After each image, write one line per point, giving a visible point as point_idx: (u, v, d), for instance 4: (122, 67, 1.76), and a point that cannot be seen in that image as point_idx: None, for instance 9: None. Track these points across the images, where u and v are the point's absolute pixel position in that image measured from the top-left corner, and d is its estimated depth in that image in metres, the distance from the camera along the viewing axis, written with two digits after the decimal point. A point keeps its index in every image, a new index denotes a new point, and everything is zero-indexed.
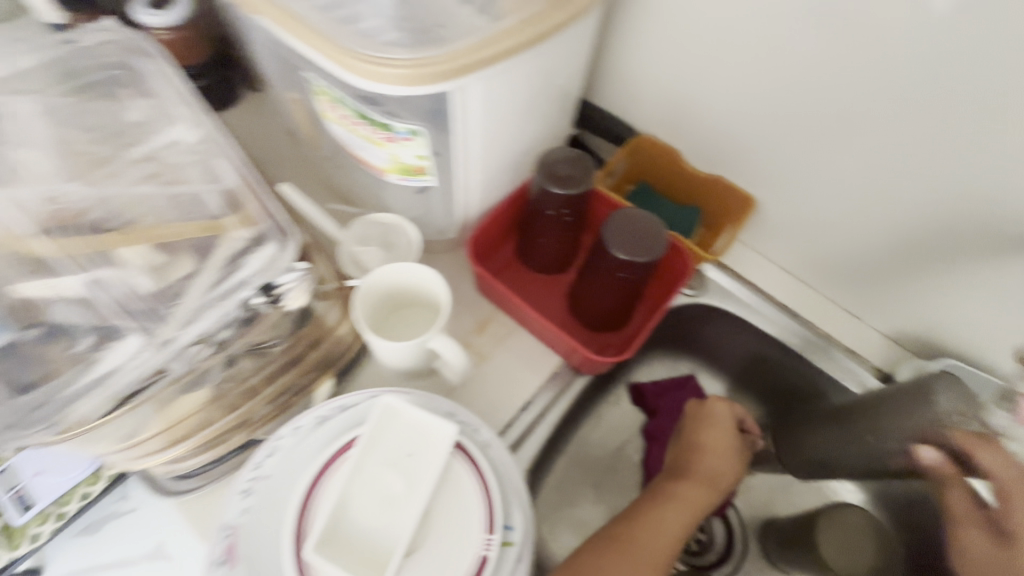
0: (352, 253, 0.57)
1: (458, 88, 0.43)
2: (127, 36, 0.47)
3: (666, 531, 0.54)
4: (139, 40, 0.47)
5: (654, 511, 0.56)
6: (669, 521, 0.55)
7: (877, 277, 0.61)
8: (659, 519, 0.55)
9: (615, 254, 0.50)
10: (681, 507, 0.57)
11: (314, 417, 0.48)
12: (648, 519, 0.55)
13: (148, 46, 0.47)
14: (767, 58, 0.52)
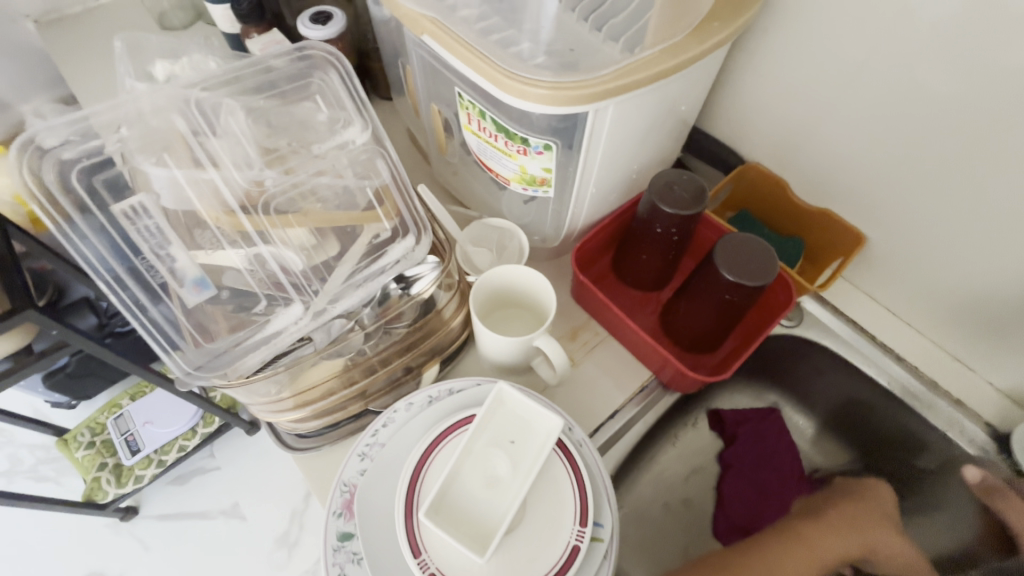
0: (467, 252, 0.62)
1: (595, 111, 0.47)
2: (293, 53, 0.50)
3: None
4: (304, 54, 0.50)
5: (763, 563, 0.52)
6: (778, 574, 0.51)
7: (996, 329, 0.58)
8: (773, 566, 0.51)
9: (725, 275, 0.51)
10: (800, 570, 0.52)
11: (426, 397, 0.53)
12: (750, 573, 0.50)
13: (308, 54, 0.50)
14: (898, 96, 0.53)
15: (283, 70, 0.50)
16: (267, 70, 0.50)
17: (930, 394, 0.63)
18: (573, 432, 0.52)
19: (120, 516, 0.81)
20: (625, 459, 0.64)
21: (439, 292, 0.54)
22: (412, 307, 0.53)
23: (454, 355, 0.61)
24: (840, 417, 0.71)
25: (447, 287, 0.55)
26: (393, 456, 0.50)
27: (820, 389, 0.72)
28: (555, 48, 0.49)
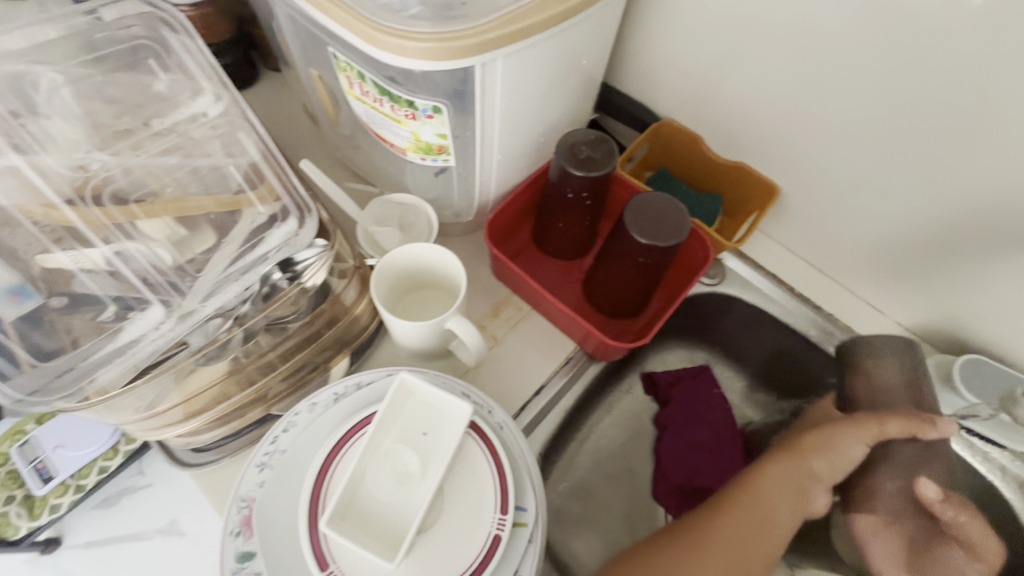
0: (370, 233, 0.57)
1: (482, 65, 0.43)
2: (142, 9, 0.44)
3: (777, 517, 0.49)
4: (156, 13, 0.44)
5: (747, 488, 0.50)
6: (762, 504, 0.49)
7: (900, 270, 0.59)
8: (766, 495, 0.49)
9: (636, 238, 0.49)
10: (781, 506, 0.49)
11: (331, 394, 0.49)
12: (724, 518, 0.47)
13: (161, 13, 0.44)
14: (798, 39, 0.51)
15: (132, 30, 0.44)
16: (112, 30, 0.44)
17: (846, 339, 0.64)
18: (493, 414, 0.49)
19: (39, 551, 0.52)
20: (557, 433, 0.63)
21: (332, 280, 0.49)
22: (302, 300, 0.47)
23: (365, 346, 0.57)
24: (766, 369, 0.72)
25: (340, 274, 0.50)
26: (299, 461, 0.46)
27: (747, 346, 0.71)
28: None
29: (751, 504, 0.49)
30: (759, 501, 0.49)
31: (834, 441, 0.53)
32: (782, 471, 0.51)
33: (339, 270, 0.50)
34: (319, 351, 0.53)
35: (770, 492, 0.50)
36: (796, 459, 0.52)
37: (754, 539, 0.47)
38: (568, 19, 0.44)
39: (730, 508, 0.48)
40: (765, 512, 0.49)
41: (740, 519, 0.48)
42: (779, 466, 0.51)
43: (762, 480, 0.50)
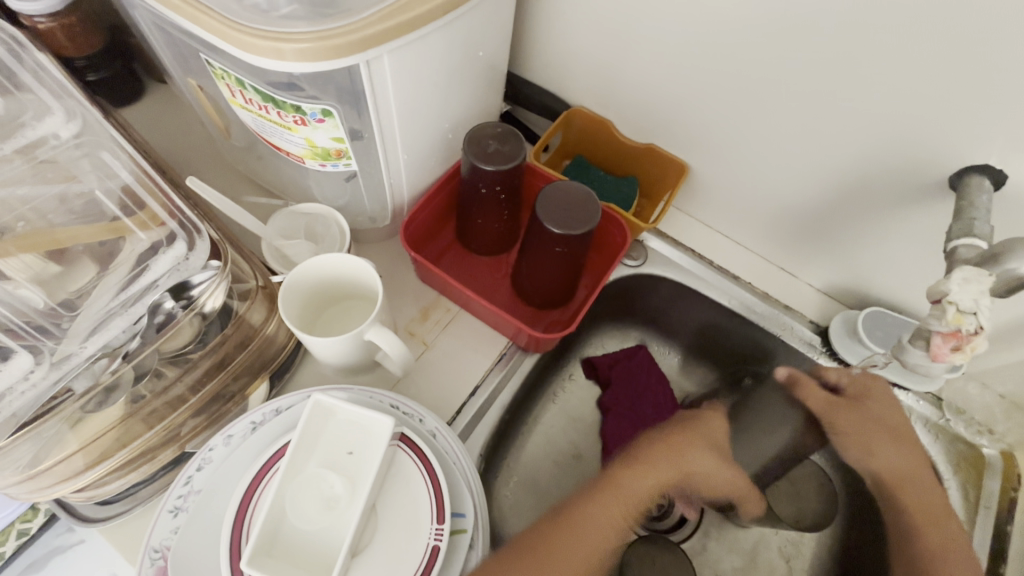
0: (280, 248, 0.54)
1: (366, 63, 0.41)
2: None
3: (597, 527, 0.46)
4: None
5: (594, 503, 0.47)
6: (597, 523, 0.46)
7: (805, 234, 0.63)
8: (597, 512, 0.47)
9: (550, 228, 0.49)
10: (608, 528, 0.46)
11: (249, 423, 0.46)
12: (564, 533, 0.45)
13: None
14: (685, 19, 0.52)
15: None
16: None
17: (765, 305, 0.67)
18: (424, 422, 0.47)
19: None
20: (500, 431, 0.62)
21: (234, 302, 0.47)
22: (201, 326, 0.45)
23: (284, 368, 0.53)
24: (698, 342, 0.74)
25: (242, 296, 0.47)
26: (217, 499, 0.43)
27: (678, 321, 0.74)
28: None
29: (586, 515, 0.46)
30: (606, 510, 0.47)
31: (683, 450, 0.53)
32: (643, 477, 0.50)
33: (241, 291, 0.47)
34: (232, 379, 0.49)
35: (598, 508, 0.47)
36: (669, 466, 0.51)
37: (583, 550, 0.45)
38: (452, 9, 0.42)
39: (573, 520, 0.46)
40: (600, 520, 0.46)
41: (592, 524, 0.46)
42: (643, 472, 0.50)
43: (620, 479, 0.50)
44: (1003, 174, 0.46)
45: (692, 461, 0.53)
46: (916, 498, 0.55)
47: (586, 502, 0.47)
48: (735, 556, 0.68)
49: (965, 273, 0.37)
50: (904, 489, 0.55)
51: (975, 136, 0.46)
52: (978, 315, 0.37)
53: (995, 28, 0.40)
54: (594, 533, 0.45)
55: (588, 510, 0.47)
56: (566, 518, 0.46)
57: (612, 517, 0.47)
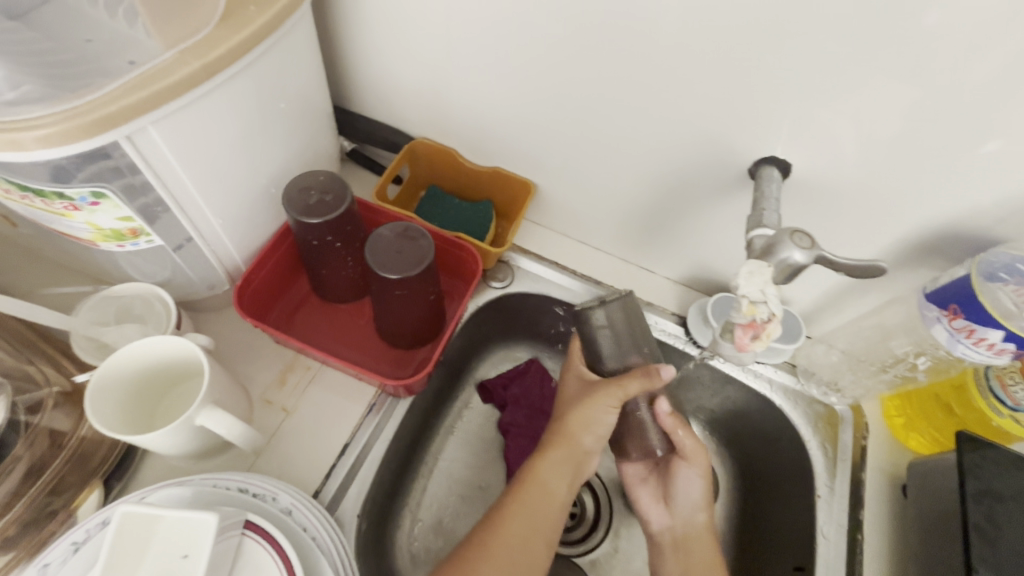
0: (96, 337, 0.49)
1: (128, 137, 0.38)
2: None
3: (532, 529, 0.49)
4: None
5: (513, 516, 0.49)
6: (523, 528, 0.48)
7: (650, 234, 0.66)
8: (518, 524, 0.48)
9: (383, 273, 0.48)
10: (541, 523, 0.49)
11: (69, 545, 0.41)
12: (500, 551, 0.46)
13: None
14: (492, 44, 0.54)
15: None
16: None
17: None
18: (277, 501, 0.46)
19: None
20: (387, 481, 0.59)
21: (21, 416, 0.43)
22: None
23: (121, 468, 0.49)
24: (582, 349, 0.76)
25: (32, 408, 0.44)
26: None
27: (559, 332, 0.75)
28: (59, 60, 0.39)
29: (517, 524, 0.48)
30: (535, 499, 0.50)
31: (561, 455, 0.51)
32: (556, 463, 0.51)
33: (28, 403, 0.44)
34: (50, 494, 0.44)
35: (527, 498, 0.50)
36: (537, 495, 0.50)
37: (530, 527, 0.49)
38: (226, 66, 0.41)
39: (501, 530, 0.48)
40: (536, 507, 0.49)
41: (523, 516, 0.49)
42: (557, 458, 0.51)
43: (538, 470, 0.51)
44: (788, 164, 0.51)
45: (574, 423, 0.51)
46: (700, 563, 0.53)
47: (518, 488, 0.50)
48: (646, 553, 0.69)
49: (750, 267, 0.40)
50: (693, 548, 0.55)
51: (759, 128, 0.50)
52: (767, 304, 0.40)
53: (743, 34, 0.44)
54: (543, 519, 0.49)
55: (518, 505, 0.49)
56: (504, 518, 0.48)
57: (550, 499, 0.50)
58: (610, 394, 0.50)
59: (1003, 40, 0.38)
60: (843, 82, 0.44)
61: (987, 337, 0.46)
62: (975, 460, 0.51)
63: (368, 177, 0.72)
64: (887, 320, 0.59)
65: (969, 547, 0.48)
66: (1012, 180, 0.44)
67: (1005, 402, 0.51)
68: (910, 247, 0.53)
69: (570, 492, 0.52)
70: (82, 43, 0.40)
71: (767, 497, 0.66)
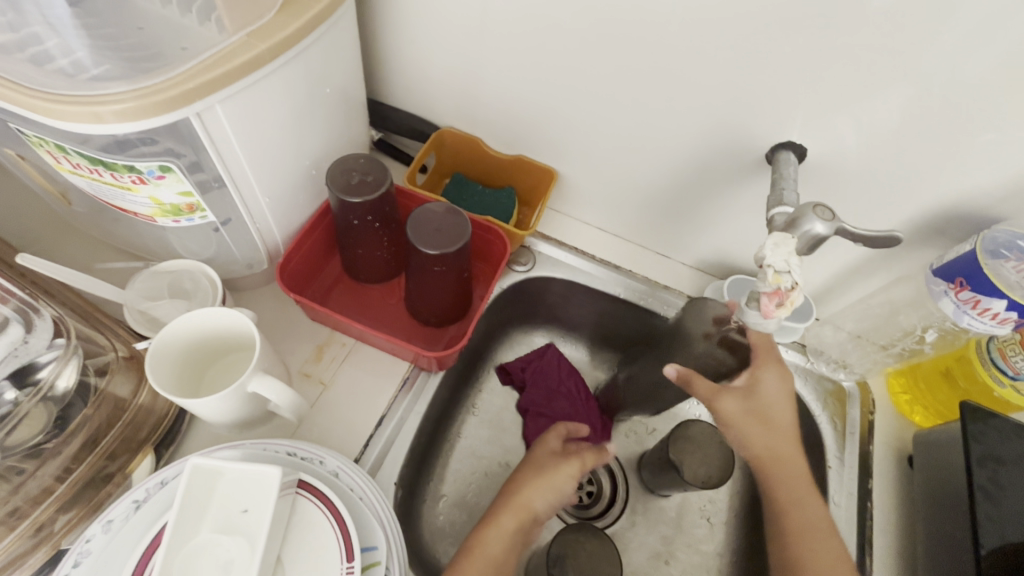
0: (147, 311, 0.51)
1: (197, 114, 0.41)
2: None
3: None
4: None
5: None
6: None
7: (666, 220, 0.69)
8: None
9: (424, 250, 0.51)
10: None
11: (130, 503, 0.43)
12: None
13: None
14: (523, 36, 0.57)
15: None
16: None
17: (647, 287, 0.72)
18: (325, 464, 0.48)
19: None
20: (417, 454, 0.62)
21: (91, 378, 0.46)
22: (54, 410, 0.44)
23: (171, 435, 0.51)
24: (599, 333, 0.79)
25: (100, 371, 0.47)
26: None
27: (575, 315, 0.78)
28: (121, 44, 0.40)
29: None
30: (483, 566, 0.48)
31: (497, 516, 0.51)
32: (503, 534, 0.50)
33: (97, 365, 0.47)
34: (107, 458, 0.46)
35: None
36: (510, 515, 0.51)
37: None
38: (285, 50, 0.43)
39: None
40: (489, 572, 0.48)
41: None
42: (506, 528, 0.51)
43: (483, 539, 0.50)
44: (804, 149, 0.54)
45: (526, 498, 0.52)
46: (790, 488, 0.53)
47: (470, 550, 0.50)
48: (663, 526, 0.72)
49: (775, 238, 0.43)
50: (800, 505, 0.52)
51: (777, 116, 0.53)
52: (791, 273, 0.43)
53: (764, 26, 0.47)
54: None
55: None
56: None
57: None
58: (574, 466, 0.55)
59: (1007, 32, 0.41)
60: (856, 72, 0.47)
61: (991, 307, 0.49)
62: (979, 428, 0.54)
63: (394, 164, 0.74)
64: (894, 298, 0.62)
65: (975, 507, 0.51)
66: (1014, 163, 0.48)
67: (1006, 372, 0.55)
68: (916, 228, 0.56)
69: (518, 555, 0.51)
70: (133, 29, 0.40)
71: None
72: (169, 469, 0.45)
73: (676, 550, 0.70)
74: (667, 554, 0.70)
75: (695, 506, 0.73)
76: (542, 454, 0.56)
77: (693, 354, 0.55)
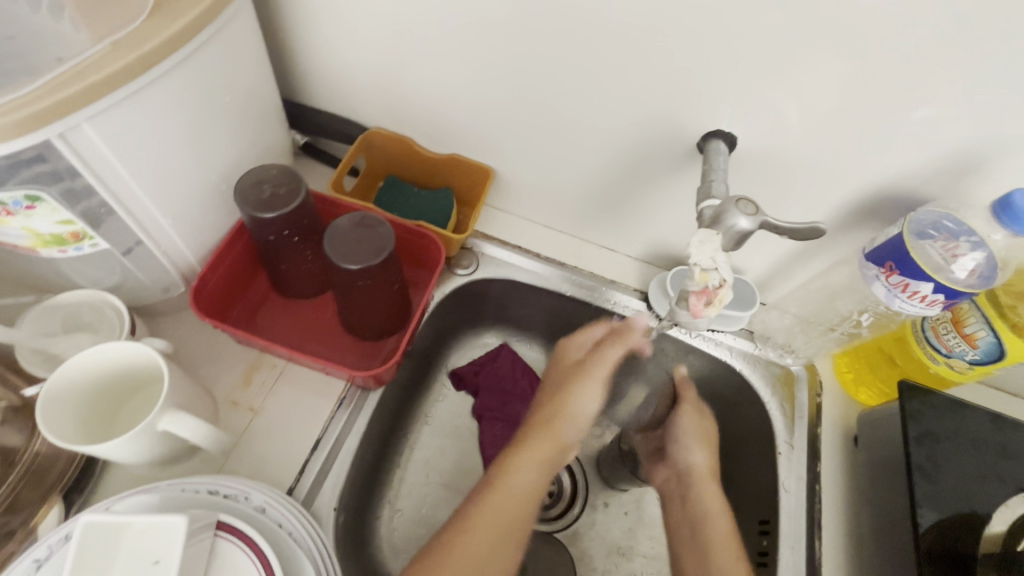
0: (44, 349, 0.47)
1: (61, 135, 0.37)
2: None
3: (518, 492, 0.52)
4: None
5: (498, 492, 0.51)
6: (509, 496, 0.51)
7: (608, 214, 0.67)
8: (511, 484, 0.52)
9: (344, 265, 0.48)
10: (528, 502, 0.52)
11: (30, 563, 0.40)
12: (478, 528, 0.49)
13: None
14: (443, 30, 0.54)
15: None
16: None
17: (595, 283, 0.71)
18: (250, 499, 0.45)
19: None
20: (362, 473, 0.59)
21: None
22: None
23: (82, 482, 0.47)
24: (550, 331, 0.77)
25: None
26: None
27: (526, 315, 0.76)
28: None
29: (495, 505, 0.51)
30: (495, 504, 0.51)
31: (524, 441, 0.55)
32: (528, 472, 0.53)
33: None
34: (5, 514, 0.43)
35: (533, 451, 0.54)
36: (541, 444, 0.55)
37: (511, 510, 0.51)
38: (163, 58, 0.39)
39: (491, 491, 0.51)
40: (495, 512, 0.50)
41: (523, 466, 0.53)
42: (533, 455, 0.54)
43: (507, 476, 0.52)
44: (734, 137, 0.53)
45: (571, 404, 0.57)
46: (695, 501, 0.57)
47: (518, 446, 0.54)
48: (623, 520, 0.70)
49: (700, 236, 0.42)
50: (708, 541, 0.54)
51: (704, 105, 0.52)
52: (718, 271, 0.42)
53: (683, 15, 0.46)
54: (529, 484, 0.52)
55: (520, 464, 0.53)
56: (466, 532, 0.49)
57: (524, 480, 0.52)
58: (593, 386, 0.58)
59: (919, 14, 0.40)
60: (779, 57, 0.46)
61: (920, 290, 0.49)
62: (916, 406, 0.54)
63: (324, 170, 0.70)
64: (833, 282, 0.63)
65: (914, 486, 0.52)
66: (937, 142, 0.47)
67: (939, 349, 0.55)
68: (849, 212, 0.56)
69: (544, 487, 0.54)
70: (3, 39, 0.38)
71: (732, 456, 0.69)
72: (71, 522, 0.41)
73: (637, 544, 0.69)
74: (628, 549, 0.69)
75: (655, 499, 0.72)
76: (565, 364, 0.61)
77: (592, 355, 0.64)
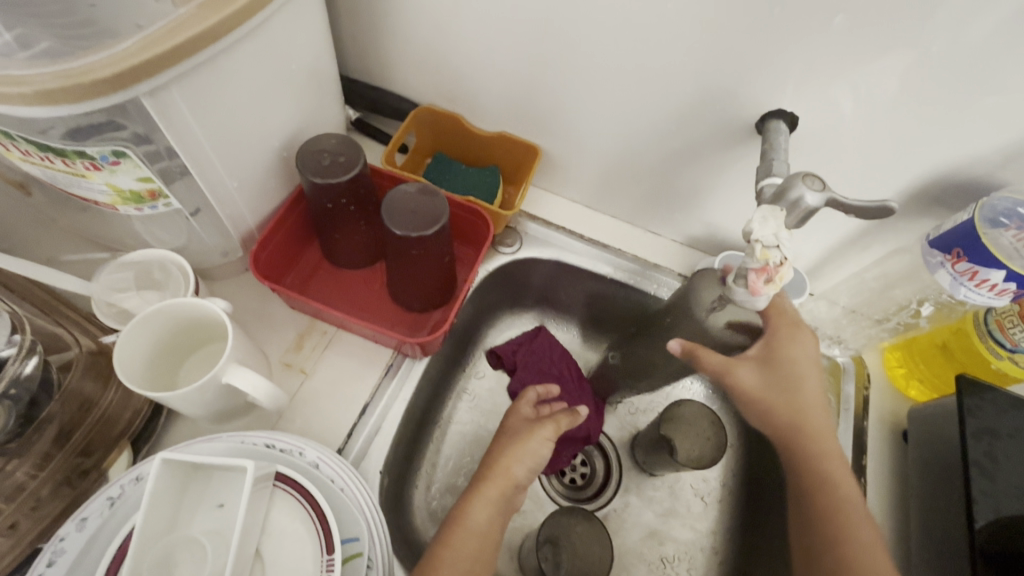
0: (116, 303, 0.50)
1: (148, 95, 0.39)
2: None
3: (472, 532, 0.47)
4: None
5: (455, 533, 0.47)
6: (467, 548, 0.46)
7: (656, 195, 0.66)
8: (467, 520, 0.47)
9: (397, 232, 0.49)
10: (495, 526, 0.48)
11: (104, 500, 0.42)
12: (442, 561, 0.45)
13: None
14: (500, 7, 0.54)
15: None
16: None
17: (639, 266, 0.70)
18: (304, 455, 0.46)
19: None
20: (404, 441, 0.60)
21: (53, 374, 0.45)
22: (18, 408, 0.43)
23: (147, 431, 0.50)
24: (590, 314, 0.77)
25: (63, 368, 0.46)
26: None
27: (567, 296, 0.76)
28: (79, 32, 0.40)
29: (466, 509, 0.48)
30: (460, 547, 0.46)
31: (510, 444, 0.52)
32: (485, 506, 0.48)
33: (60, 363, 0.46)
34: (81, 455, 0.46)
35: (484, 496, 0.49)
36: (494, 483, 0.49)
37: (471, 551, 0.46)
38: (237, 25, 0.40)
39: (452, 539, 0.46)
40: (466, 552, 0.46)
41: (480, 509, 0.48)
42: (487, 495, 0.49)
43: (468, 511, 0.48)
44: (796, 118, 0.51)
45: (508, 457, 0.51)
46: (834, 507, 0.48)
47: (475, 489, 0.50)
48: (656, 506, 0.70)
49: (764, 212, 0.41)
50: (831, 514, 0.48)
51: (764, 86, 0.50)
52: (780, 248, 0.41)
53: None
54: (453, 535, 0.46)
55: (470, 507, 0.48)
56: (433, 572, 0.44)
57: (472, 524, 0.47)
58: (549, 428, 0.53)
59: None
60: (851, 36, 0.44)
61: (989, 278, 0.48)
62: (975, 402, 0.53)
63: (374, 146, 0.72)
64: (890, 271, 0.61)
65: (970, 482, 0.50)
66: (1017, 127, 0.45)
67: (1004, 344, 0.54)
68: (911, 199, 0.54)
69: (501, 526, 0.49)
70: (86, 7, 0.41)
71: (758, 452, 0.68)
72: (144, 464, 0.44)
73: (670, 528, 0.69)
74: (660, 533, 0.69)
75: (690, 486, 0.71)
76: (517, 423, 0.55)
77: (695, 325, 0.54)
